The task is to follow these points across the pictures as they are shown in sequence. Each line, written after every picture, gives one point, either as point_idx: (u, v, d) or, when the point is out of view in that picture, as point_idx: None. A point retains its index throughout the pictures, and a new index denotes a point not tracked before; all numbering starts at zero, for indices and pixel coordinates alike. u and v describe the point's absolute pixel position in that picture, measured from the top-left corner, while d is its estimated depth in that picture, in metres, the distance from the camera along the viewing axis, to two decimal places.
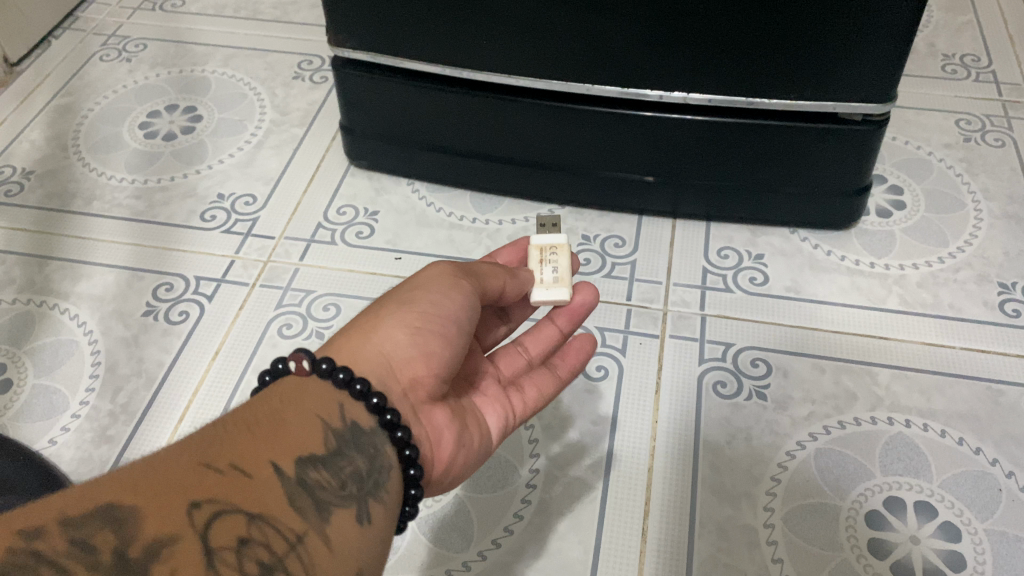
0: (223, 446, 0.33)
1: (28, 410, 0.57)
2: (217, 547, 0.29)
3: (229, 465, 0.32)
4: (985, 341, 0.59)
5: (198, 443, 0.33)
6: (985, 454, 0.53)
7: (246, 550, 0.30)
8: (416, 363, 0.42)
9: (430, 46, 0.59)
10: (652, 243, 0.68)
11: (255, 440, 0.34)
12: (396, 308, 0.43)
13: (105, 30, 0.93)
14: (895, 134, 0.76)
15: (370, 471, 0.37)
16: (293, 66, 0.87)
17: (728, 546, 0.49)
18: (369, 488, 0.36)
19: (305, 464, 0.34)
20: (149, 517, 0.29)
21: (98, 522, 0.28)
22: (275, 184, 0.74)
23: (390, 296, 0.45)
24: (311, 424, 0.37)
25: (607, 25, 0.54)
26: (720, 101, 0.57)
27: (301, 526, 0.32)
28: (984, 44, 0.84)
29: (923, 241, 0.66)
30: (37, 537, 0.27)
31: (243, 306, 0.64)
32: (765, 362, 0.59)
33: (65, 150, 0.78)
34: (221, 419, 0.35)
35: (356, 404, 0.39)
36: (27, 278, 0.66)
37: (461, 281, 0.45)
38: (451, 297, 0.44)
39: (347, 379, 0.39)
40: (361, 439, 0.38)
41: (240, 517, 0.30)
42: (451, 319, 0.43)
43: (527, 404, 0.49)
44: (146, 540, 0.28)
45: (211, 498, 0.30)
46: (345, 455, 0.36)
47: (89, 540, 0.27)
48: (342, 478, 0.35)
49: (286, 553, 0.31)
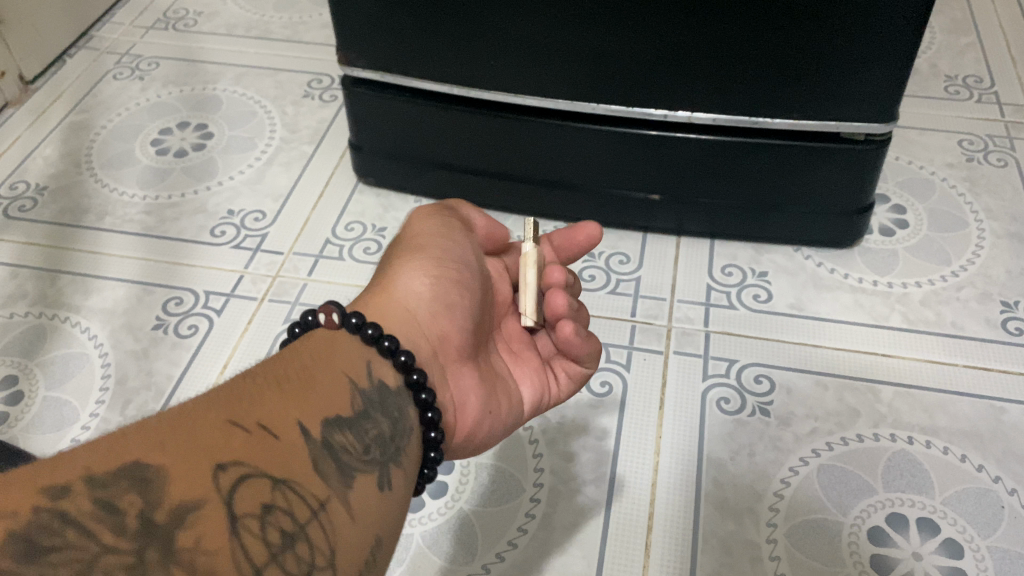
0: (250, 406, 0.33)
1: (39, 422, 0.58)
2: (241, 513, 0.29)
3: (256, 425, 0.32)
4: (986, 358, 0.59)
5: (224, 400, 0.33)
6: (987, 472, 0.53)
7: (270, 518, 0.29)
8: (441, 319, 0.43)
9: (440, 66, 0.60)
10: (657, 259, 0.68)
11: (283, 400, 0.34)
12: (408, 259, 0.45)
13: (119, 49, 0.95)
14: (897, 154, 0.76)
15: (393, 436, 0.37)
16: (303, 85, 0.88)
17: (730, 561, 0.50)
18: (391, 454, 0.37)
19: (331, 426, 0.35)
20: (176, 478, 0.29)
21: (123, 483, 0.28)
22: (285, 201, 0.75)
23: (394, 255, 0.47)
24: (338, 385, 0.37)
25: (614, 45, 0.55)
26: (724, 122, 0.58)
27: (325, 492, 0.32)
28: (986, 66, 0.85)
29: (925, 259, 0.67)
30: (62, 496, 0.27)
31: (252, 320, 0.65)
32: (768, 379, 0.59)
33: (78, 167, 0.79)
34: (247, 375, 0.35)
35: (383, 362, 0.40)
36: (39, 292, 0.67)
37: (455, 227, 0.49)
38: (453, 241, 0.47)
39: (377, 335, 0.40)
40: (386, 401, 0.38)
41: (265, 481, 0.30)
42: (462, 263, 0.46)
43: (565, 380, 0.51)
44: (172, 502, 0.28)
45: (238, 460, 0.30)
46: (369, 418, 0.37)
47: (114, 502, 0.27)
48: (366, 442, 0.36)
49: (309, 521, 0.31)
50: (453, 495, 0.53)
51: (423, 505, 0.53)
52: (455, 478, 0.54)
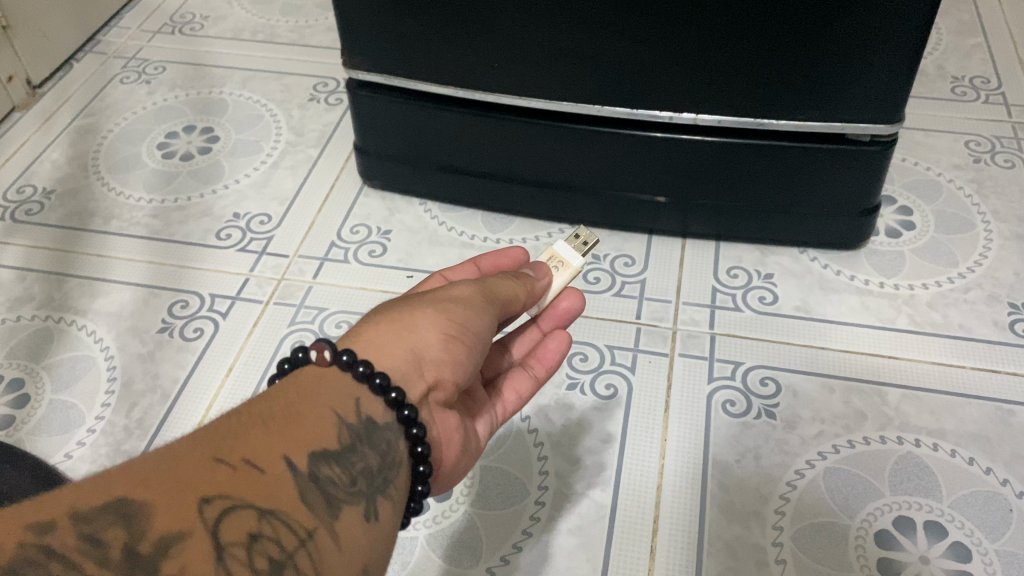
0: (236, 441, 0.33)
1: (44, 425, 0.58)
2: (227, 542, 0.29)
3: (241, 461, 0.33)
4: (994, 361, 0.59)
5: (211, 437, 0.33)
6: (996, 474, 0.53)
7: (257, 546, 0.30)
8: (442, 367, 0.42)
9: (443, 71, 0.60)
10: (662, 261, 0.68)
11: (269, 434, 0.34)
12: (431, 309, 0.43)
13: (126, 53, 0.95)
14: (904, 156, 0.76)
15: (380, 468, 0.38)
16: (309, 89, 0.89)
17: (737, 565, 0.49)
18: (378, 486, 0.37)
19: (317, 459, 0.35)
20: (161, 512, 0.29)
21: (108, 518, 0.29)
22: (290, 204, 0.75)
23: (422, 296, 0.44)
24: (324, 418, 0.37)
25: (619, 48, 0.55)
26: (730, 123, 0.57)
27: (311, 522, 0.33)
28: (993, 66, 0.85)
29: (932, 261, 0.66)
30: (48, 531, 0.28)
31: (257, 323, 0.65)
32: (774, 381, 0.59)
33: (85, 170, 0.80)
34: (237, 411, 0.36)
35: (371, 399, 0.39)
36: (46, 295, 0.68)
37: (496, 297, 0.45)
38: (483, 310, 0.44)
39: (367, 373, 0.39)
40: (374, 434, 0.38)
41: (252, 512, 0.31)
42: (480, 332, 0.44)
43: (507, 410, 0.50)
44: (157, 535, 0.29)
45: (223, 493, 0.31)
46: (357, 451, 0.37)
47: (99, 535, 0.28)
48: (352, 474, 0.36)
49: (296, 550, 0.31)
50: (457, 497, 0.53)
51: (427, 506, 0.53)
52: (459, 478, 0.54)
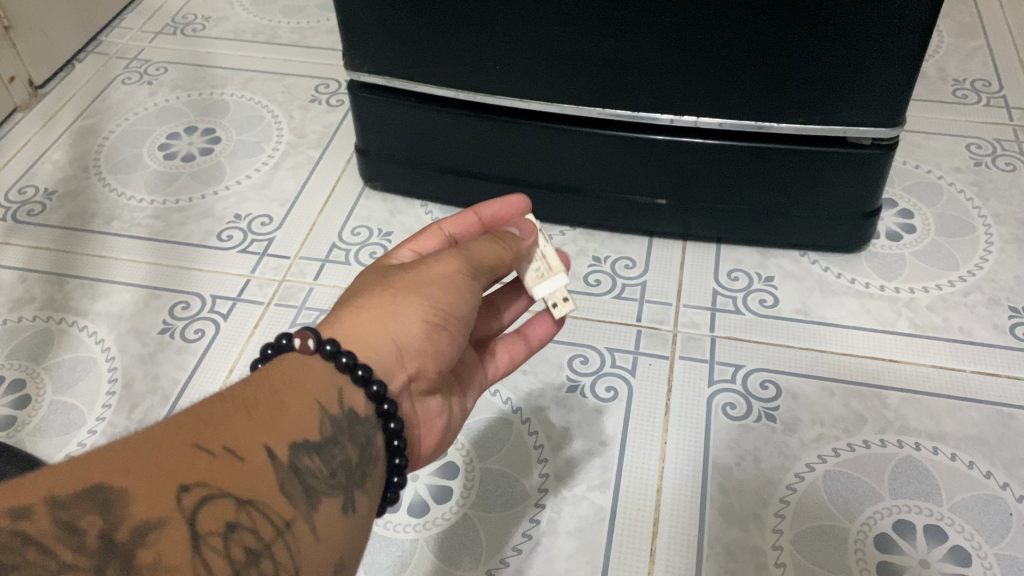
0: (217, 427, 0.33)
1: (46, 426, 0.58)
2: (205, 532, 0.29)
3: (222, 449, 0.32)
4: (994, 364, 0.59)
5: (190, 421, 0.33)
6: (995, 478, 0.53)
7: (233, 536, 0.30)
8: (423, 358, 0.42)
9: (442, 71, 0.60)
10: (662, 263, 0.68)
11: (250, 422, 0.34)
12: (411, 295, 0.42)
13: (128, 54, 0.95)
14: (904, 158, 0.76)
15: (359, 461, 0.38)
16: (310, 90, 0.89)
17: (735, 567, 0.49)
18: (356, 479, 0.37)
19: (298, 449, 0.35)
20: (138, 499, 0.29)
21: (86, 504, 0.28)
22: (292, 206, 0.75)
23: (404, 276, 0.44)
24: (307, 407, 0.37)
25: (616, 48, 0.55)
26: (731, 126, 0.58)
27: (290, 512, 0.33)
28: (994, 69, 0.85)
29: (933, 265, 0.66)
30: (24, 517, 0.27)
31: (258, 324, 0.65)
32: (775, 384, 0.59)
33: (85, 171, 0.80)
34: (219, 395, 0.36)
35: (354, 390, 0.39)
36: (47, 296, 0.68)
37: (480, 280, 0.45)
38: (466, 293, 0.44)
39: (349, 364, 0.39)
40: (355, 427, 0.38)
41: (230, 502, 0.31)
42: (463, 317, 0.44)
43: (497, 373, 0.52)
44: (134, 522, 0.29)
45: (202, 481, 0.31)
46: (338, 443, 0.37)
47: (76, 522, 0.28)
48: (332, 466, 0.36)
49: (273, 540, 0.32)
50: (456, 500, 0.53)
51: (427, 509, 0.53)
52: (458, 480, 0.54)
